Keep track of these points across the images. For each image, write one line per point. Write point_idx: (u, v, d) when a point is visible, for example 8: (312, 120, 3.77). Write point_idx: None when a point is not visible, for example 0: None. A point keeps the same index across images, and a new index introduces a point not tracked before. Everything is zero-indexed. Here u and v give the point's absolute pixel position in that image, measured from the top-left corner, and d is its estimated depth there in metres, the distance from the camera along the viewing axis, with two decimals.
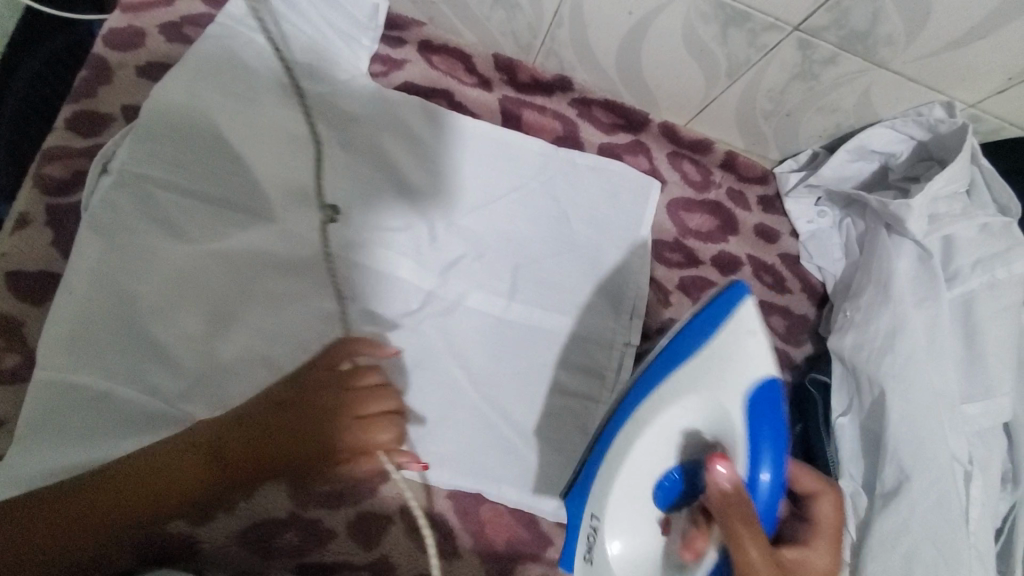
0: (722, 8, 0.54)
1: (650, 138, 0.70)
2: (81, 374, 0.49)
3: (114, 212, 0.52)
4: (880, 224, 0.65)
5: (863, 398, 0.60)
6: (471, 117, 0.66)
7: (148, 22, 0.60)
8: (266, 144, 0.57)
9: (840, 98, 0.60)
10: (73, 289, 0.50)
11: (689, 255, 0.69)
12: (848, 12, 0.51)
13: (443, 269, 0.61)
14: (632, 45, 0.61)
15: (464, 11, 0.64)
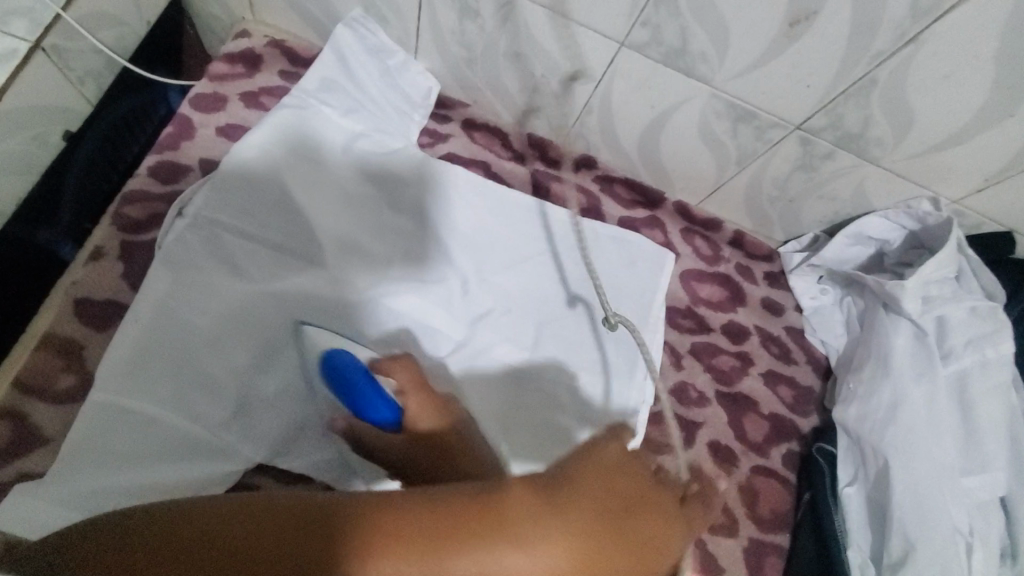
0: (733, 107, 0.61)
1: (666, 215, 0.77)
2: (133, 399, 0.53)
3: (186, 251, 0.58)
4: (879, 303, 0.70)
5: (869, 468, 0.63)
6: (507, 186, 0.73)
7: (231, 90, 0.68)
8: (322, 198, 0.64)
9: (838, 188, 0.68)
10: (139, 318, 0.54)
11: (701, 322, 0.74)
12: (843, 116, 0.58)
13: (467, 320, 0.66)
14: (652, 133, 0.69)
15: (504, 97, 0.72)
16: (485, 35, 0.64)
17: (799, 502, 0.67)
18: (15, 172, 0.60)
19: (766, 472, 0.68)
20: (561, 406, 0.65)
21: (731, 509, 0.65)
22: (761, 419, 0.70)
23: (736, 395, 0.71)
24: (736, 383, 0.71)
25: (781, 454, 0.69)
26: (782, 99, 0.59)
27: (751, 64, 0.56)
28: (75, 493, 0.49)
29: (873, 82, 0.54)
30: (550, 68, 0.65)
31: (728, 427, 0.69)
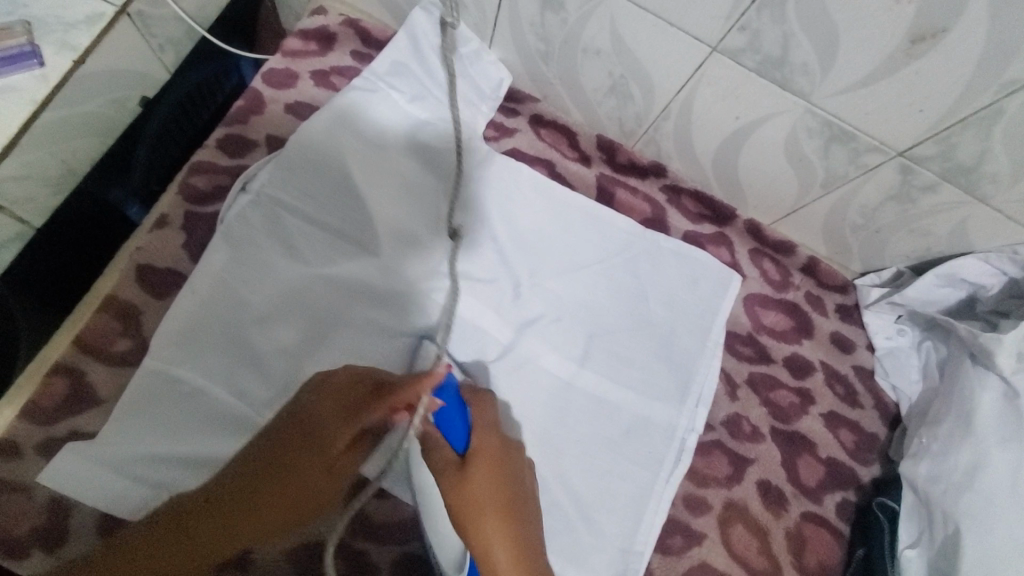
0: (828, 126, 0.56)
1: (735, 233, 0.73)
2: (183, 368, 0.53)
3: (245, 228, 0.57)
4: (965, 353, 0.63)
5: (935, 533, 0.58)
6: (569, 188, 0.71)
7: (303, 67, 0.67)
8: (379, 183, 0.62)
9: (934, 224, 0.62)
10: (197, 290, 0.55)
11: (762, 352, 0.70)
12: (956, 147, 0.53)
13: (496, 323, 0.64)
14: (732, 145, 0.64)
15: (577, 94, 0.69)
16: (566, 28, 0.61)
17: (851, 558, 0.62)
18: (93, 134, 0.61)
19: (817, 520, 0.63)
20: (601, 423, 0.63)
21: (776, 555, 0.61)
22: (817, 462, 0.66)
23: (792, 434, 0.66)
24: (793, 421, 0.67)
25: (835, 502, 0.65)
26: (888, 122, 0.53)
27: (859, 81, 0.51)
28: (123, 454, 0.50)
29: (999, 112, 0.48)
30: (630, 68, 0.61)
31: (781, 467, 0.65)
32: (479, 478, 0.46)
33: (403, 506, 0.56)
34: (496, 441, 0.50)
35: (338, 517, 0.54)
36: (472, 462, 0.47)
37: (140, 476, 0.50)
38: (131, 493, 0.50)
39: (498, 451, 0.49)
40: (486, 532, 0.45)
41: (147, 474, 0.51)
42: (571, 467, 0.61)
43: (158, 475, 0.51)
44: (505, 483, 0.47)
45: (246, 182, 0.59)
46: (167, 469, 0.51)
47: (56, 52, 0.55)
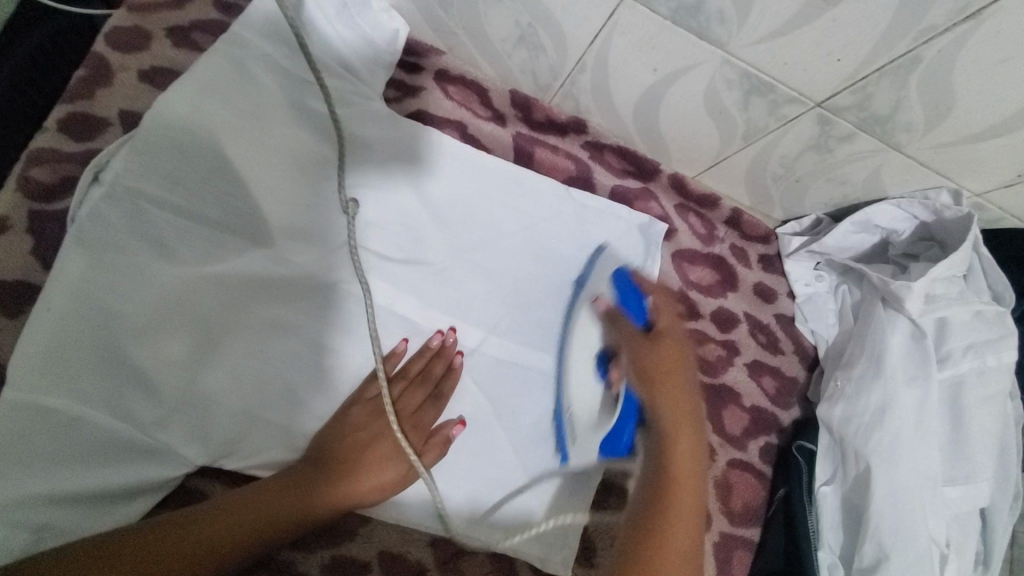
0: (747, 77, 0.53)
1: (659, 188, 0.70)
2: (52, 396, 0.45)
3: (103, 226, 0.49)
4: (876, 297, 0.66)
5: (848, 470, 0.61)
6: (484, 151, 0.65)
7: (155, 24, 0.56)
8: (266, 163, 0.55)
9: (851, 172, 0.61)
10: (53, 306, 0.46)
11: (691, 308, 0.69)
12: (872, 97, 0.51)
13: (395, 321, 0.59)
14: (653, 97, 0.60)
15: (484, 46, 0.62)
16: None
17: (773, 497, 0.65)
18: None
19: (743, 466, 0.66)
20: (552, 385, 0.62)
21: (705, 504, 0.63)
22: (742, 412, 0.68)
23: (719, 387, 0.68)
24: (721, 374, 0.68)
25: (759, 447, 0.67)
26: (807, 73, 0.50)
27: (777, 29, 0.47)
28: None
29: (915, 60, 0.47)
30: (538, 16, 0.55)
31: (708, 420, 0.66)
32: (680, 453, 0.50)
33: None
34: (681, 411, 0.52)
35: None
36: (665, 426, 0.51)
37: (17, 523, 0.43)
38: (8, 543, 0.43)
39: (684, 380, 0.53)
40: (673, 487, 0.49)
41: (26, 521, 0.44)
42: (493, 446, 0.59)
43: (41, 520, 0.44)
44: (687, 407, 0.53)
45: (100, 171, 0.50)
46: (52, 510, 0.44)
47: None
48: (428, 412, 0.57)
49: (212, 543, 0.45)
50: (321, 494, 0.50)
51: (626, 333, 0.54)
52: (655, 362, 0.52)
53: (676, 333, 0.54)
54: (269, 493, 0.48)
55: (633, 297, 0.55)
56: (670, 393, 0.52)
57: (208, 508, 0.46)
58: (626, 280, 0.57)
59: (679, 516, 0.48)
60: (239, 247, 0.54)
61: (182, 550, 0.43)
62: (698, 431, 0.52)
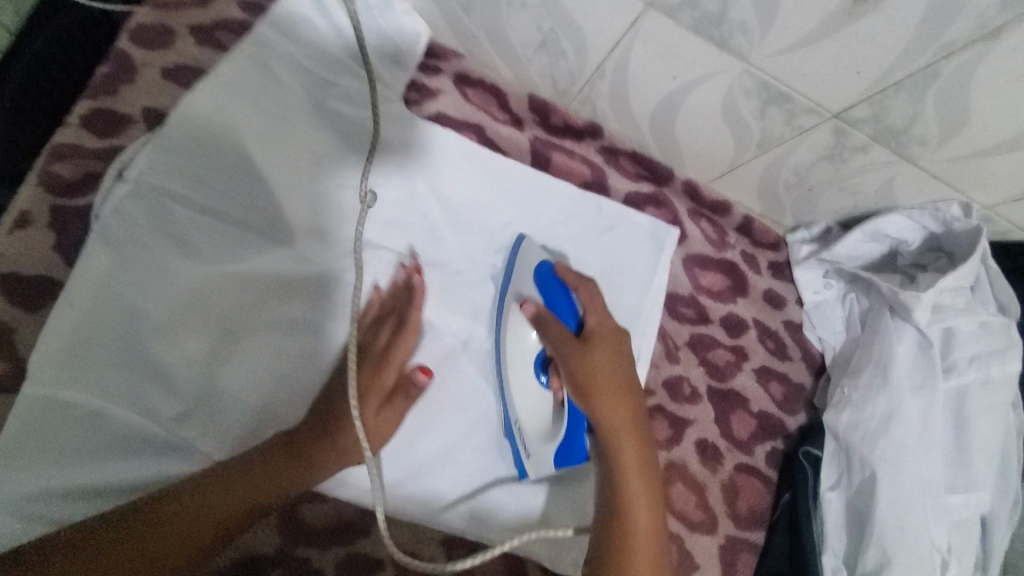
0: (765, 88, 0.54)
1: (672, 193, 0.71)
2: (71, 390, 0.46)
3: (127, 223, 0.49)
4: (884, 306, 0.67)
5: (853, 475, 0.62)
6: (502, 154, 0.66)
7: (179, 22, 0.57)
8: (288, 162, 0.55)
9: (863, 183, 0.62)
10: (76, 302, 0.47)
11: (702, 313, 0.70)
12: (888, 110, 0.52)
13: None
14: (670, 104, 0.61)
15: (504, 50, 0.62)
16: None
17: (778, 501, 0.66)
18: None
19: (749, 470, 0.66)
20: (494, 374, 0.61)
21: (711, 507, 0.63)
22: (749, 416, 0.68)
23: (728, 392, 0.68)
24: (730, 379, 0.68)
25: (765, 452, 0.68)
26: (825, 85, 0.51)
27: (798, 41, 0.48)
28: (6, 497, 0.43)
29: (933, 76, 0.47)
30: (560, 23, 0.55)
31: (716, 424, 0.66)
32: (610, 404, 0.52)
33: (347, 503, 0.54)
34: (606, 362, 0.53)
35: (274, 528, 0.51)
36: (591, 343, 0.54)
37: (41, 516, 0.44)
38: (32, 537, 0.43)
39: (641, 440, 0.52)
40: (618, 446, 0.52)
41: (49, 514, 0.44)
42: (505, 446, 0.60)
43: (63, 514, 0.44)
44: (629, 409, 0.53)
45: (126, 169, 0.51)
46: (74, 504, 0.45)
47: None
48: (391, 364, 0.55)
49: (177, 525, 0.43)
50: (295, 476, 0.47)
51: (557, 338, 0.54)
52: (618, 421, 0.52)
53: (619, 365, 0.54)
54: (233, 466, 0.46)
55: (559, 293, 0.56)
56: (606, 395, 0.52)
57: (157, 516, 0.43)
58: (548, 276, 0.57)
59: (629, 472, 0.51)
60: (258, 245, 0.54)
61: (147, 537, 0.42)
62: (595, 384, 0.52)
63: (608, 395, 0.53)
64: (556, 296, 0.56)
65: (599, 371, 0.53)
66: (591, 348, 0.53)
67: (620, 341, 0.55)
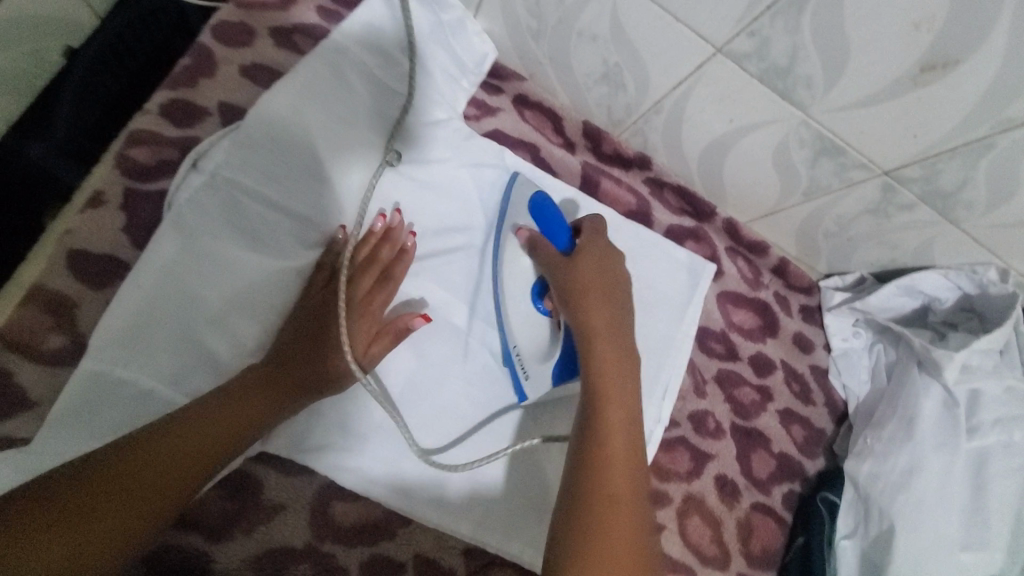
0: (821, 139, 0.55)
1: (712, 230, 0.72)
2: (128, 369, 0.47)
3: (199, 213, 0.51)
4: (912, 360, 0.68)
5: (870, 525, 0.63)
6: (552, 176, 0.67)
7: (260, 22, 0.59)
8: (352, 166, 0.57)
9: (903, 239, 0.63)
10: (143, 285, 0.48)
11: (731, 349, 0.71)
12: (939, 174, 0.53)
13: (450, 334, 0.61)
14: (722, 145, 0.62)
15: (566, 78, 0.64)
16: (562, 7, 0.55)
17: (791, 544, 0.65)
18: None
19: (765, 510, 0.66)
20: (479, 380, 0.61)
21: (726, 544, 0.63)
22: (770, 456, 0.68)
23: (751, 430, 0.68)
24: (753, 418, 0.69)
25: (782, 493, 0.67)
26: (880, 144, 0.53)
27: (861, 100, 0.49)
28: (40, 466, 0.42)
29: (989, 146, 0.49)
30: (627, 58, 0.57)
31: (737, 461, 0.66)
32: (608, 361, 0.52)
33: (376, 505, 0.54)
34: (597, 279, 0.56)
35: (305, 517, 0.51)
36: (587, 296, 0.54)
37: None
38: None
39: (631, 393, 0.51)
40: (608, 462, 0.45)
41: None
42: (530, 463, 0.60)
43: None
44: (620, 355, 0.53)
45: (201, 159, 0.52)
46: None
47: None
48: (326, 320, 0.52)
49: (198, 452, 0.43)
50: (266, 410, 0.48)
51: (550, 256, 0.57)
52: (600, 348, 0.52)
53: (611, 327, 0.54)
54: (249, 393, 0.47)
55: (557, 227, 0.58)
56: (598, 305, 0.54)
57: (128, 466, 0.41)
58: (543, 204, 0.58)
59: (612, 480, 0.44)
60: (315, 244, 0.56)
61: (175, 454, 0.42)
62: (586, 291, 0.54)
63: (602, 314, 0.54)
64: (552, 219, 0.58)
65: (594, 281, 0.55)
66: (586, 287, 0.55)
67: (615, 287, 0.56)
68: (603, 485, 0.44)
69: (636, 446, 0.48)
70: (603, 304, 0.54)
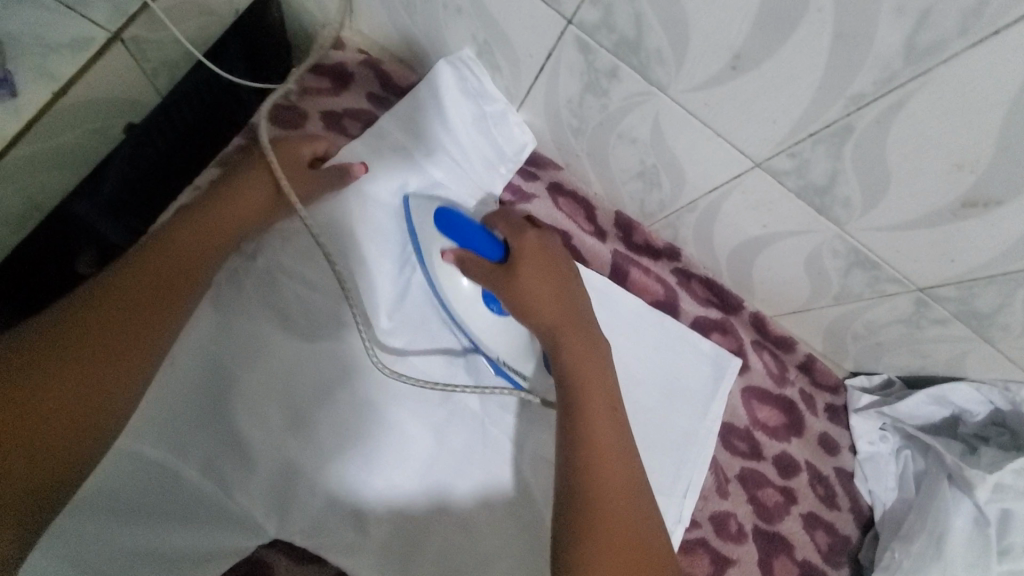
0: (855, 253, 0.55)
1: (739, 322, 0.72)
2: (160, 450, 0.49)
3: (238, 294, 0.55)
4: (942, 471, 0.66)
5: None
6: (581, 263, 0.69)
7: (312, 106, 0.65)
8: (383, 246, 0.61)
9: (934, 350, 0.63)
10: (178, 363, 0.51)
11: (755, 447, 0.70)
12: (973, 296, 0.53)
13: (469, 419, 0.58)
14: (753, 246, 0.62)
15: (602, 171, 0.65)
16: (604, 113, 0.56)
17: None
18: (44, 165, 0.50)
19: None
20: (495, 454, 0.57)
21: None
22: (793, 564, 0.65)
23: (773, 535, 0.66)
24: (776, 521, 0.67)
25: None
26: (915, 263, 0.53)
27: (899, 223, 0.50)
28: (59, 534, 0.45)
29: None
30: (664, 161, 0.58)
31: (758, 568, 0.64)
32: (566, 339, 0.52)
33: None
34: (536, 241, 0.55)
35: None
36: (522, 263, 0.53)
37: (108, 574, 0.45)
38: None
39: (592, 355, 0.52)
40: (587, 455, 0.48)
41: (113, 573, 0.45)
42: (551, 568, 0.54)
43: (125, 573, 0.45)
44: (568, 308, 0.54)
45: None
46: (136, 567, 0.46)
47: (32, 80, 0.47)
48: (155, 260, 0.48)
49: (90, 393, 0.43)
50: (136, 333, 0.46)
51: (482, 274, 0.53)
52: (546, 316, 0.53)
53: (555, 291, 0.53)
54: (98, 311, 0.45)
55: (472, 232, 0.53)
56: (530, 286, 0.52)
57: (19, 425, 0.41)
58: (449, 217, 0.54)
59: (597, 464, 0.48)
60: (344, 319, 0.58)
61: (57, 401, 0.42)
62: (514, 275, 0.52)
63: (540, 290, 0.53)
64: (471, 235, 0.53)
65: (527, 254, 0.54)
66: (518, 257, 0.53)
67: (549, 239, 0.56)
68: (586, 470, 0.47)
69: (613, 424, 0.50)
70: (539, 278, 0.53)
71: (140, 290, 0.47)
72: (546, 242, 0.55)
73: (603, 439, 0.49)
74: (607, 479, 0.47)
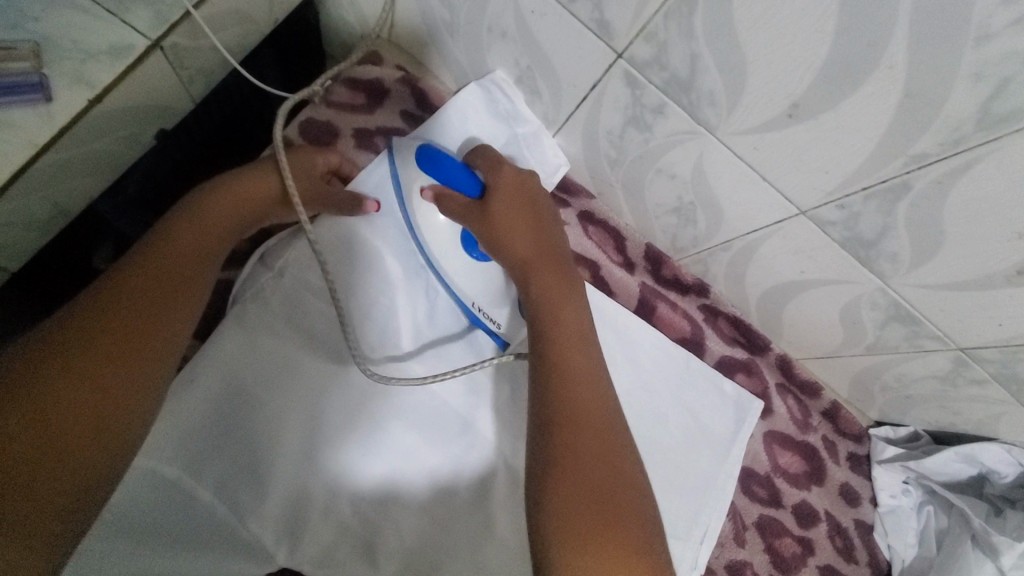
0: (896, 307, 0.54)
1: (764, 363, 0.70)
2: (177, 471, 0.48)
3: (264, 311, 0.55)
4: (966, 531, 0.64)
5: None
6: (608, 294, 0.68)
7: (345, 122, 0.64)
8: (406, 267, 0.61)
9: (967, 408, 0.61)
10: (197, 381, 0.50)
11: (774, 494, 0.68)
12: (1017, 361, 0.52)
13: (484, 447, 0.57)
14: (787, 290, 0.61)
15: (635, 204, 0.64)
16: (645, 147, 0.55)
17: None
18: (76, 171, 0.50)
19: None
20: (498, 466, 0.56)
21: None
22: None
23: None
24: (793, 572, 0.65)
25: None
26: (959, 323, 0.51)
27: (947, 283, 0.48)
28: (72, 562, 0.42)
29: None
30: (702, 199, 0.56)
31: None
32: (540, 274, 0.53)
33: None
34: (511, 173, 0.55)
35: None
36: (497, 198, 0.53)
37: None
38: None
39: (564, 288, 0.53)
40: (565, 391, 0.47)
41: None
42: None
43: None
44: (542, 243, 0.54)
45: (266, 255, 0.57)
46: None
47: (68, 87, 0.46)
48: (167, 257, 0.46)
49: (117, 393, 0.41)
50: (152, 330, 0.44)
51: (459, 211, 0.53)
52: (520, 248, 0.53)
53: (529, 227, 0.54)
54: (109, 313, 0.43)
55: (455, 171, 0.52)
56: (506, 221, 0.53)
57: (40, 437, 0.38)
58: (432, 153, 0.52)
59: (577, 398, 0.47)
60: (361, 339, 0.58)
61: (81, 406, 0.40)
62: (488, 208, 0.53)
63: (518, 224, 0.54)
64: (452, 172, 0.52)
65: (501, 191, 0.54)
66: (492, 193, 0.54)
67: (525, 176, 0.57)
68: (567, 404, 0.47)
69: (592, 362, 0.50)
70: (514, 214, 0.54)
71: (156, 285, 0.45)
72: (518, 176, 0.56)
73: (582, 377, 0.48)
74: (584, 412, 0.46)
